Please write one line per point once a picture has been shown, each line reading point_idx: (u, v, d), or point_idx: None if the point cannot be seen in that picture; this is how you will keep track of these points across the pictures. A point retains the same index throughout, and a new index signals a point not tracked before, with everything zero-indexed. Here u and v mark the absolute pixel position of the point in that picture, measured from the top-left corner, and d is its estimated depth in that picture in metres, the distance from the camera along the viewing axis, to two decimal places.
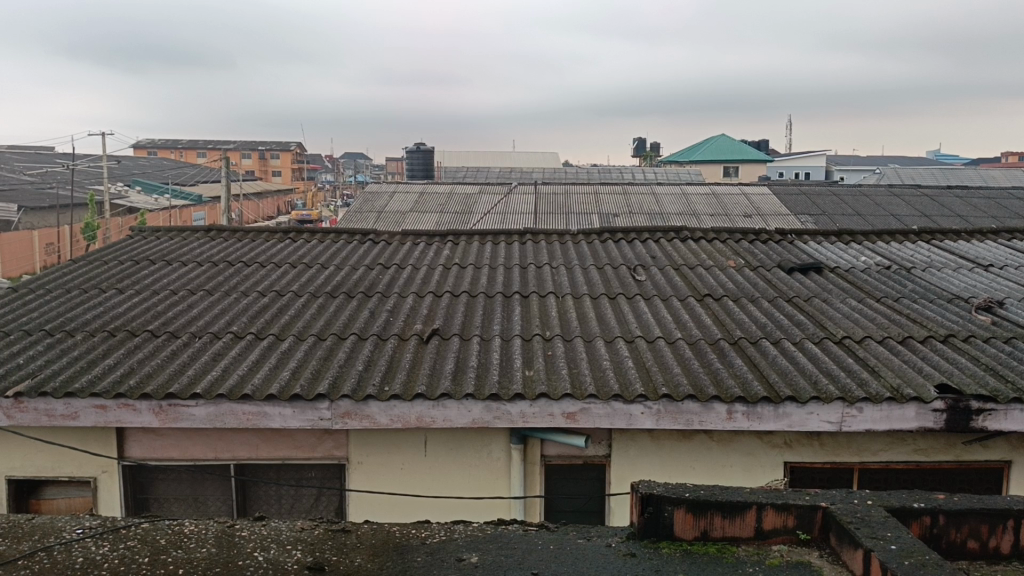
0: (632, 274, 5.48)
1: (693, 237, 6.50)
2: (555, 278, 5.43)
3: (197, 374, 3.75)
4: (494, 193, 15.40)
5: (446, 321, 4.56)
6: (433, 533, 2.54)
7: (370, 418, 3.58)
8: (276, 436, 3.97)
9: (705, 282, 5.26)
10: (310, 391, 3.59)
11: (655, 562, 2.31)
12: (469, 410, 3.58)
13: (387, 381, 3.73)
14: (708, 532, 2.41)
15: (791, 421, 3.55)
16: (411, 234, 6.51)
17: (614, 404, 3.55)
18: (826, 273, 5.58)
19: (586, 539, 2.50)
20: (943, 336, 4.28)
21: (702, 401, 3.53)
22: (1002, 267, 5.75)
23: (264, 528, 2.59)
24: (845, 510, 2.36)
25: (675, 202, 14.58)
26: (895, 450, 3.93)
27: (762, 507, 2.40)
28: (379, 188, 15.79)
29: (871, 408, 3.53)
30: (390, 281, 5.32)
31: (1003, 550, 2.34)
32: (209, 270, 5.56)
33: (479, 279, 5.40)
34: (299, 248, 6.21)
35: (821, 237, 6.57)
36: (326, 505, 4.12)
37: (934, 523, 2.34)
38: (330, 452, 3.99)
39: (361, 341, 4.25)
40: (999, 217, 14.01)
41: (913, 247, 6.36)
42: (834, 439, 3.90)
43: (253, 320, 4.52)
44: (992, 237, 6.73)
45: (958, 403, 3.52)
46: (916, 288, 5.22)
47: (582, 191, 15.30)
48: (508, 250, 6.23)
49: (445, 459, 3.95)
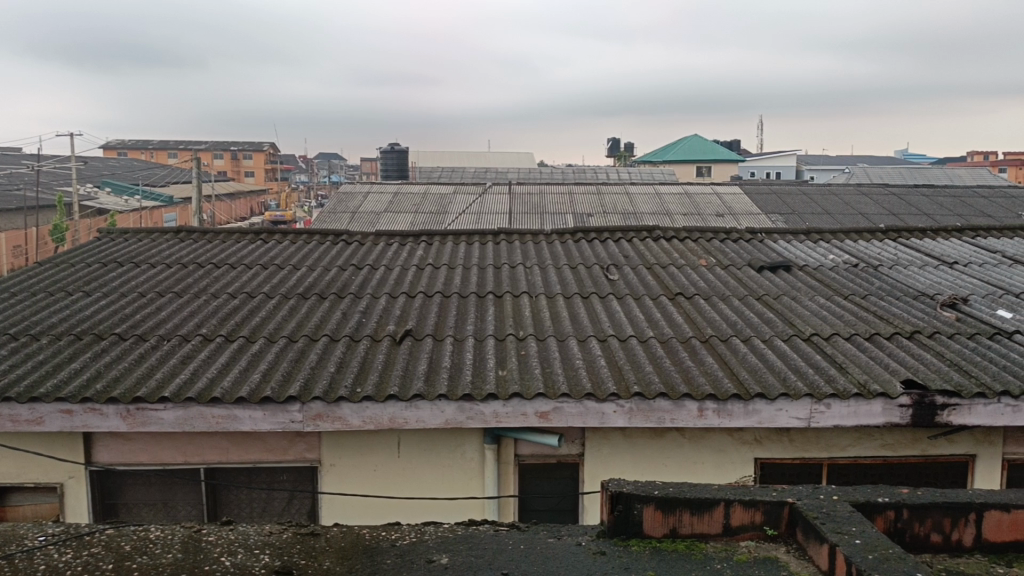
0: (605, 274, 5.49)
1: (665, 236, 6.53)
2: (528, 279, 5.43)
3: (165, 377, 3.71)
4: (468, 194, 15.37)
5: (419, 321, 4.55)
6: (403, 535, 2.53)
7: (342, 420, 3.56)
8: (247, 439, 3.94)
9: (677, 281, 5.29)
10: (281, 393, 3.56)
11: (624, 560, 2.32)
12: (443, 410, 3.57)
13: (359, 383, 3.71)
14: (677, 529, 2.43)
15: (761, 417, 3.58)
16: (384, 235, 6.48)
17: (586, 403, 3.56)
18: (795, 271, 5.64)
19: (557, 538, 2.50)
20: (910, 333, 4.34)
21: (673, 399, 3.55)
22: (967, 264, 5.85)
23: (231, 532, 2.56)
24: (811, 506, 2.39)
25: (648, 202, 14.65)
26: (864, 446, 3.97)
27: (730, 503, 2.42)
28: (353, 188, 15.70)
29: (839, 404, 3.57)
30: (362, 283, 5.30)
31: (965, 543, 2.37)
32: (179, 271, 5.51)
33: (452, 280, 5.38)
34: (270, 250, 6.16)
35: (790, 237, 6.64)
36: (298, 508, 4.08)
37: (898, 518, 2.37)
38: (302, 454, 3.96)
39: (333, 343, 4.22)
40: (965, 216, 14.23)
41: (881, 245, 6.46)
42: (803, 435, 3.94)
43: (224, 323, 4.48)
44: (957, 234, 6.85)
45: (923, 398, 3.58)
46: (882, 285, 5.30)
47: (556, 191, 15.35)
48: (482, 250, 6.22)
49: (417, 459, 3.94)
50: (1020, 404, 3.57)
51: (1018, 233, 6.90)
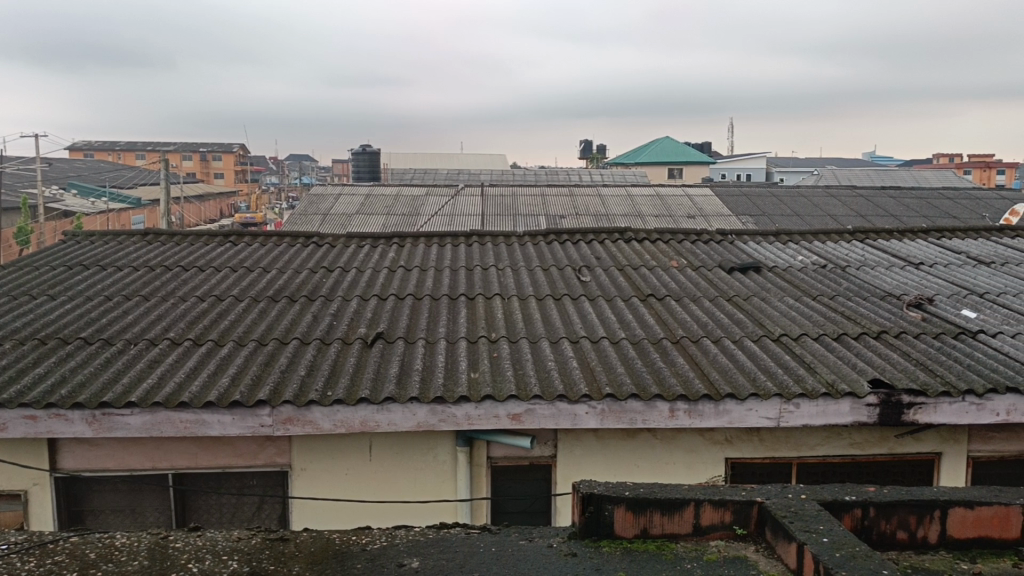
0: (576, 275, 5.50)
1: (637, 238, 6.56)
2: (500, 281, 5.43)
3: (132, 382, 3.66)
4: (441, 195, 15.32)
5: (390, 324, 4.53)
6: (374, 539, 2.52)
7: (313, 424, 3.53)
8: (216, 444, 3.89)
9: (648, 283, 5.31)
10: (250, 397, 3.53)
11: (595, 561, 2.32)
12: (414, 413, 3.56)
13: (330, 386, 3.69)
14: (647, 530, 2.44)
15: (731, 417, 3.61)
16: (355, 237, 6.44)
17: (559, 405, 3.56)
18: (765, 272, 5.69)
19: (529, 540, 2.50)
20: (876, 333, 4.40)
21: (645, 400, 3.57)
22: (932, 265, 5.94)
23: (199, 538, 2.53)
24: (779, 505, 2.41)
25: (620, 204, 14.70)
26: (832, 445, 4.02)
27: (700, 503, 2.44)
28: (325, 190, 15.60)
29: (808, 404, 3.61)
30: (333, 285, 5.26)
31: (931, 540, 2.40)
32: (147, 274, 5.43)
33: (424, 282, 5.36)
34: (240, 252, 6.10)
35: (760, 238, 6.70)
36: (268, 513, 4.04)
37: (865, 516, 2.40)
38: (272, 458, 3.93)
39: (303, 346, 4.19)
40: (931, 217, 14.46)
41: (848, 246, 6.54)
42: (773, 435, 3.97)
43: (192, 326, 4.43)
44: (923, 235, 6.96)
45: (890, 397, 3.63)
46: (850, 286, 5.37)
47: (528, 193, 15.37)
48: (454, 252, 6.21)
49: (389, 463, 3.92)
50: (984, 402, 3.64)
51: (981, 234, 7.03)
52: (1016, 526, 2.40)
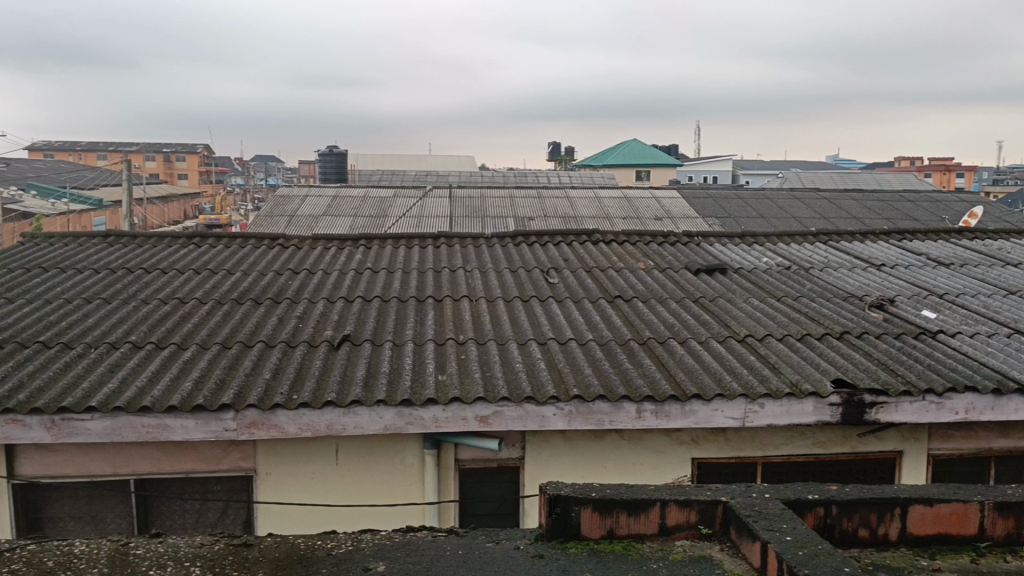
0: (544, 277, 5.51)
1: (604, 239, 6.59)
2: (468, 283, 5.42)
3: (93, 386, 3.59)
4: (409, 197, 15.26)
5: (357, 326, 4.49)
6: (339, 543, 2.50)
7: (278, 428, 3.50)
8: (179, 449, 3.83)
9: (616, 285, 5.34)
10: (214, 401, 3.48)
11: (562, 562, 2.33)
12: (381, 416, 3.54)
13: (296, 389, 3.65)
14: (614, 530, 2.45)
15: (697, 418, 3.64)
16: (322, 239, 6.39)
17: (526, 407, 3.57)
18: (730, 274, 5.75)
19: (496, 542, 2.50)
20: (839, 333, 4.47)
21: (612, 401, 3.58)
22: (894, 266, 6.04)
23: (161, 544, 2.49)
24: (744, 504, 2.44)
25: (588, 206, 14.77)
26: (796, 444, 4.07)
27: (666, 503, 2.46)
28: (291, 192, 15.45)
29: (772, 404, 3.65)
30: (299, 287, 5.21)
31: (892, 538, 2.43)
32: (108, 277, 5.34)
33: (391, 284, 5.34)
34: (204, 254, 6.01)
35: (726, 239, 6.77)
36: (233, 518, 3.99)
37: (827, 514, 2.43)
38: (236, 463, 3.88)
39: (268, 349, 4.15)
40: (892, 219, 14.72)
41: (812, 248, 6.63)
42: (739, 435, 4.01)
43: (154, 329, 4.36)
44: (884, 237, 7.08)
45: (852, 397, 3.68)
46: (814, 287, 5.44)
47: (497, 195, 15.37)
48: (421, 254, 6.19)
49: (356, 466, 3.89)
50: (944, 401, 3.71)
51: (941, 236, 7.17)
52: (974, 522, 2.44)
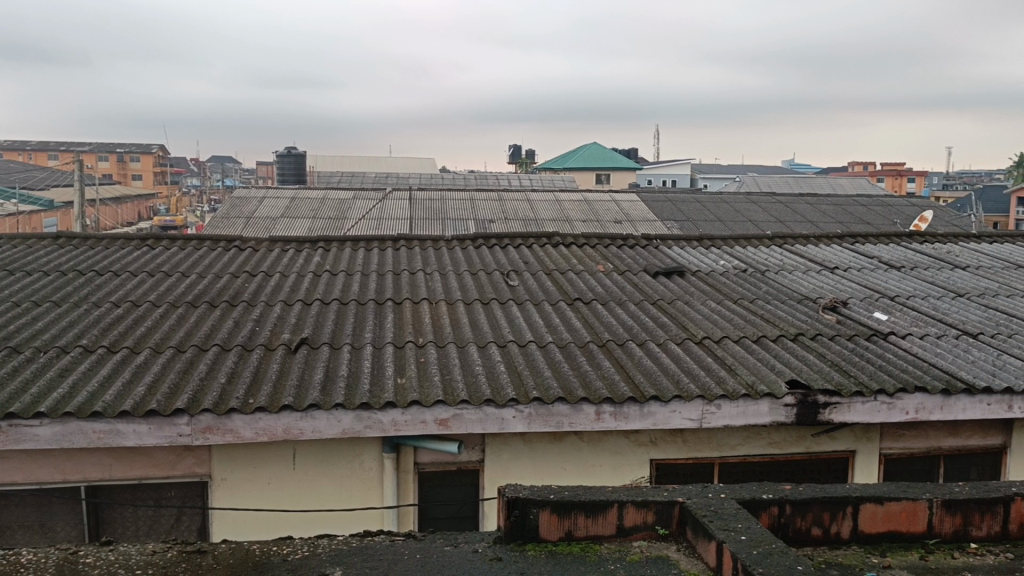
0: (504, 279, 5.52)
1: (564, 242, 6.61)
2: (428, 285, 5.40)
3: (42, 391, 3.50)
4: (369, 199, 15.16)
5: (315, 329, 4.45)
6: (295, 549, 2.47)
7: (233, 433, 3.44)
8: (131, 454, 3.75)
9: (575, 287, 5.36)
10: (167, 406, 3.42)
11: (520, 565, 2.33)
12: (339, 420, 3.50)
13: (252, 394, 3.60)
14: (572, 532, 2.46)
15: (655, 419, 3.67)
16: (279, 241, 6.32)
17: (485, 409, 3.57)
18: (688, 276, 5.81)
19: (454, 545, 2.49)
20: (794, 335, 4.54)
21: (571, 403, 3.59)
22: (847, 269, 6.17)
23: (112, 552, 2.44)
24: (700, 505, 2.46)
25: (549, 208, 14.82)
26: (752, 444, 4.12)
27: (623, 504, 2.48)
28: (248, 193, 15.24)
29: (728, 405, 3.70)
30: (256, 290, 5.14)
31: (844, 536, 2.48)
32: (58, 279, 5.21)
33: (350, 286, 5.29)
34: (158, 256, 5.90)
35: (684, 242, 6.84)
36: (187, 525, 3.91)
37: (781, 513, 2.47)
38: (190, 469, 3.81)
39: (224, 352, 4.09)
40: (846, 223, 15.00)
41: (768, 250, 6.73)
42: (696, 436, 4.06)
43: (106, 333, 4.27)
44: (838, 241, 7.21)
45: (806, 398, 3.74)
46: (769, 289, 5.52)
47: (457, 197, 15.34)
48: (381, 256, 6.15)
49: (314, 470, 3.85)
50: (895, 401, 3.79)
51: (892, 240, 7.33)
52: (923, 519, 2.50)
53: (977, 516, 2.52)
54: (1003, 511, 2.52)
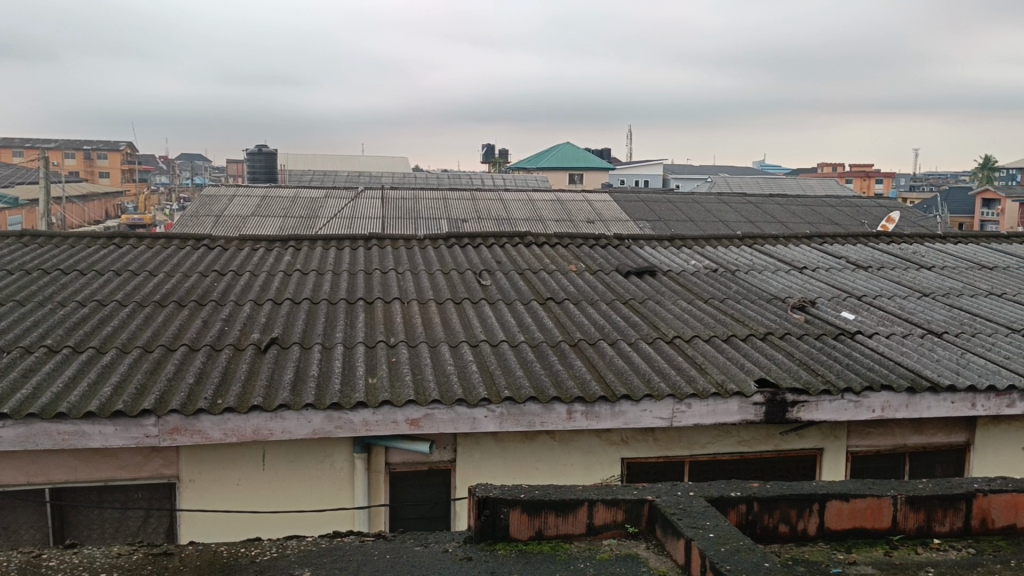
0: (477, 279, 5.51)
1: (537, 242, 6.62)
2: (399, 285, 5.38)
3: (5, 392, 3.44)
4: (340, 198, 15.07)
5: (285, 329, 4.41)
6: (264, 550, 2.45)
7: (202, 433, 3.41)
8: (97, 456, 3.70)
9: (547, 286, 5.38)
10: (134, 407, 3.37)
11: (490, 564, 2.33)
12: (309, 420, 3.48)
13: (220, 394, 3.56)
14: (542, 531, 2.47)
15: (626, 418, 3.69)
16: (248, 240, 6.26)
17: (457, 409, 3.56)
18: (659, 276, 5.85)
19: (424, 545, 2.48)
20: (763, 334, 4.59)
21: (543, 403, 3.60)
22: (815, 269, 6.24)
23: (76, 555, 2.40)
24: (668, 503, 2.48)
25: (522, 208, 14.82)
26: (722, 443, 4.16)
27: (593, 503, 2.49)
28: (217, 192, 15.07)
29: (698, 404, 3.72)
30: (225, 289, 5.08)
31: (810, 532, 2.52)
32: (22, 278, 5.12)
33: (321, 286, 5.26)
34: (125, 255, 5.82)
35: (655, 242, 6.88)
36: (154, 527, 3.86)
37: (749, 511, 2.49)
38: (158, 470, 3.76)
39: (193, 352, 4.04)
40: (816, 224, 15.17)
41: (738, 250, 6.79)
42: (666, 435, 4.08)
43: (71, 333, 4.20)
44: (806, 241, 7.30)
45: (775, 396, 3.78)
46: (739, 289, 5.58)
47: (429, 197, 15.29)
48: (352, 255, 6.11)
49: (283, 471, 3.83)
50: (861, 400, 3.84)
51: (859, 241, 7.43)
52: (887, 516, 2.53)
53: (940, 512, 2.56)
54: (965, 507, 2.56)
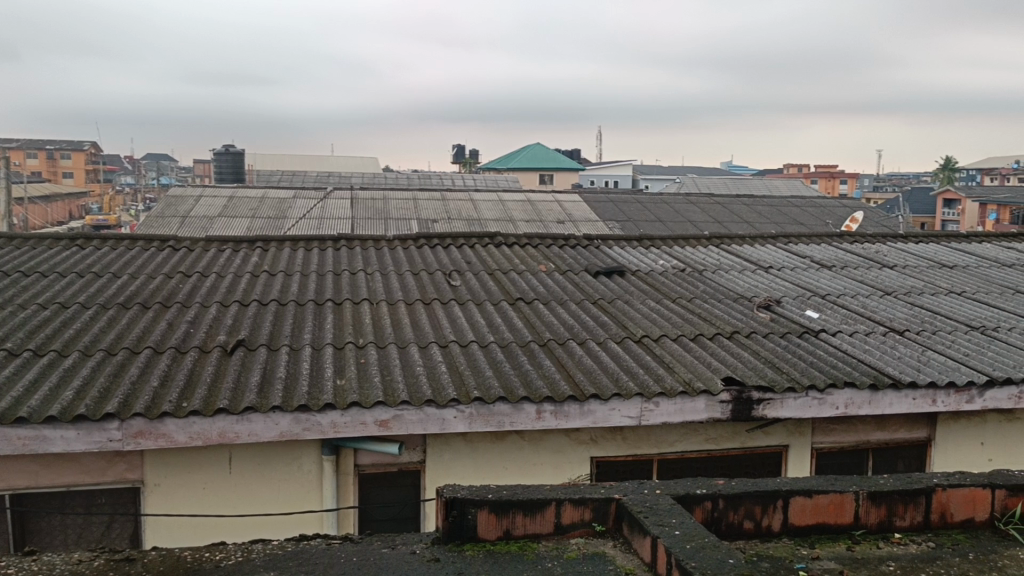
0: (446, 279, 5.50)
1: (506, 242, 6.63)
2: (369, 285, 5.36)
3: None
4: (309, 198, 14.96)
5: (252, 331, 4.37)
6: (229, 554, 2.42)
7: (167, 437, 3.37)
8: (59, 461, 3.64)
9: (517, 286, 5.39)
10: (96, 411, 3.32)
11: (458, 565, 2.33)
12: (277, 423, 3.45)
13: (186, 397, 3.52)
14: (510, 531, 2.47)
15: (595, 417, 3.71)
16: (215, 241, 6.20)
17: (426, 410, 3.55)
18: (628, 276, 5.88)
19: (391, 547, 2.47)
20: (730, 333, 4.64)
21: (512, 403, 3.60)
22: (781, 268, 6.32)
23: (36, 562, 2.36)
24: (635, 501, 2.50)
25: (492, 208, 14.82)
26: (690, 441, 4.20)
27: (561, 503, 2.50)
28: (183, 192, 14.88)
29: (666, 402, 3.75)
30: (191, 291, 5.03)
31: (774, 529, 2.55)
32: None
33: (290, 287, 5.21)
34: (89, 256, 5.73)
35: (624, 242, 6.92)
36: (118, 532, 3.81)
37: (714, 508, 2.52)
38: (122, 474, 3.71)
39: (158, 355, 3.99)
40: (783, 224, 15.35)
41: (706, 250, 6.86)
42: (635, 433, 4.11)
43: (33, 336, 4.12)
44: (772, 241, 7.39)
45: (742, 394, 3.82)
46: (706, 288, 5.63)
47: (399, 197, 15.23)
48: (321, 256, 6.07)
49: (250, 474, 3.79)
50: (826, 397, 3.90)
51: (824, 240, 7.54)
52: (849, 511, 2.57)
53: (901, 507, 2.60)
54: (924, 502, 2.61)
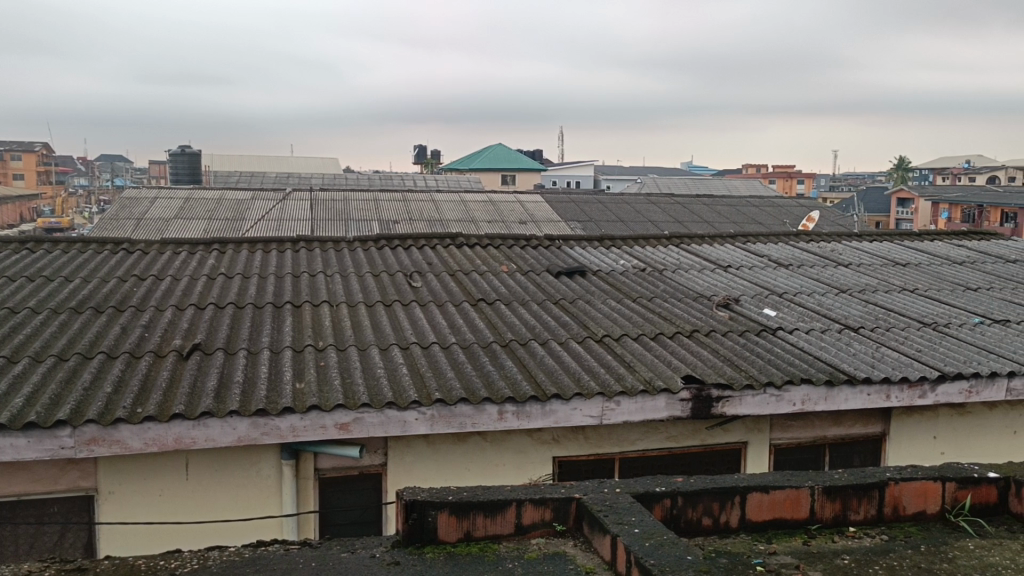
0: (407, 281, 5.48)
1: (467, 242, 6.62)
2: (329, 287, 5.31)
3: None
4: (268, 200, 14.78)
5: (209, 334, 4.30)
6: (184, 562, 2.38)
7: (121, 443, 3.30)
8: (9, 470, 3.55)
9: (478, 287, 5.38)
10: (47, 418, 3.24)
11: (418, 568, 2.31)
12: (234, 428, 3.40)
13: (140, 403, 3.45)
14: (471, 532, 2.47)
15: (557, 417, 3.71)
16: (170, 243, 6.09)
17: (387, 412, 3.54)
18: (589, 276, 5.91)
19: (351, 551, 2.45)
20: (689, 332, 4.68)
21: (473, 404, 3.60)
22: (738, 267, 6.40)
23: None
24: (595, 500, 2.51)
25: (453, 209, 14.79)
26: (651, 439, 4.23)
27: (521, 503, 2.50)
28: (138, 194, 14.61)
29: (627, 401, 3.78)
30: (146, 294, 4.94)
31: (732, 525, 2.57)
32: None
33: (248, 290, 5.15)
34: (40, 260, 5.60)
35: (585, 243, 6.96)
36: (71, 542, 3.72)
37: (673, 505, 2.54)
38: (75, 482, 3.63)
39: (111, 360, 3.91)
40: (742, 224, 15.56)
41: (666, 250, 6.92)
42: (596, 432, 4.13)
43: None
44: (730, 241, 7.48)
45: (701, 392, 3.86)
46: (666, 288, 5.68)
47: (360, 198, 15.12)
48: (280, 258, 6.00)
49: (208, 480, 3.73)
50: (783, 393, 3.95)
51: (781, 239, 7.64)
52: (805, 506, 2.61)
53: (855, 501, 2.65)
54: (878, 496, 2.66)
